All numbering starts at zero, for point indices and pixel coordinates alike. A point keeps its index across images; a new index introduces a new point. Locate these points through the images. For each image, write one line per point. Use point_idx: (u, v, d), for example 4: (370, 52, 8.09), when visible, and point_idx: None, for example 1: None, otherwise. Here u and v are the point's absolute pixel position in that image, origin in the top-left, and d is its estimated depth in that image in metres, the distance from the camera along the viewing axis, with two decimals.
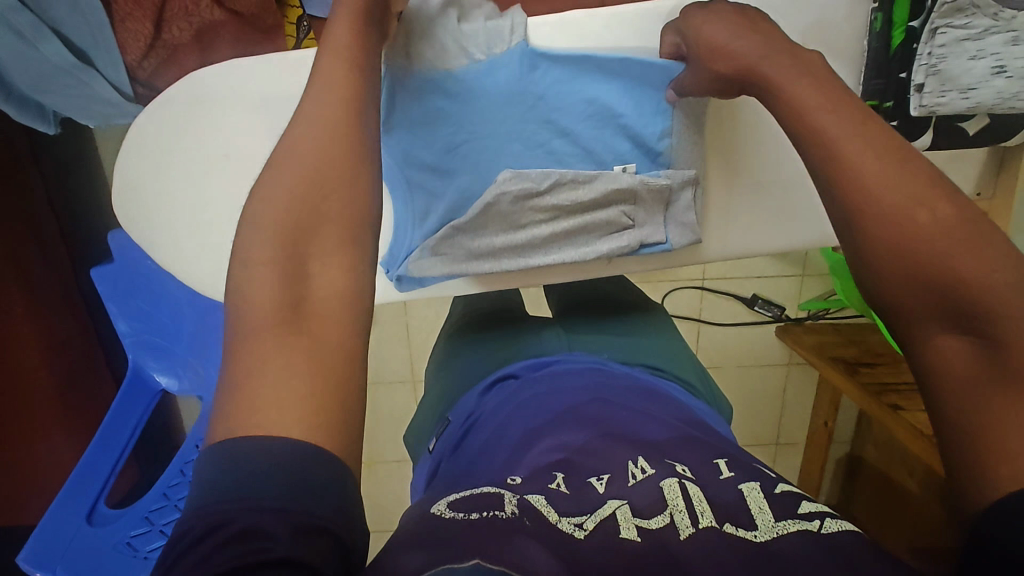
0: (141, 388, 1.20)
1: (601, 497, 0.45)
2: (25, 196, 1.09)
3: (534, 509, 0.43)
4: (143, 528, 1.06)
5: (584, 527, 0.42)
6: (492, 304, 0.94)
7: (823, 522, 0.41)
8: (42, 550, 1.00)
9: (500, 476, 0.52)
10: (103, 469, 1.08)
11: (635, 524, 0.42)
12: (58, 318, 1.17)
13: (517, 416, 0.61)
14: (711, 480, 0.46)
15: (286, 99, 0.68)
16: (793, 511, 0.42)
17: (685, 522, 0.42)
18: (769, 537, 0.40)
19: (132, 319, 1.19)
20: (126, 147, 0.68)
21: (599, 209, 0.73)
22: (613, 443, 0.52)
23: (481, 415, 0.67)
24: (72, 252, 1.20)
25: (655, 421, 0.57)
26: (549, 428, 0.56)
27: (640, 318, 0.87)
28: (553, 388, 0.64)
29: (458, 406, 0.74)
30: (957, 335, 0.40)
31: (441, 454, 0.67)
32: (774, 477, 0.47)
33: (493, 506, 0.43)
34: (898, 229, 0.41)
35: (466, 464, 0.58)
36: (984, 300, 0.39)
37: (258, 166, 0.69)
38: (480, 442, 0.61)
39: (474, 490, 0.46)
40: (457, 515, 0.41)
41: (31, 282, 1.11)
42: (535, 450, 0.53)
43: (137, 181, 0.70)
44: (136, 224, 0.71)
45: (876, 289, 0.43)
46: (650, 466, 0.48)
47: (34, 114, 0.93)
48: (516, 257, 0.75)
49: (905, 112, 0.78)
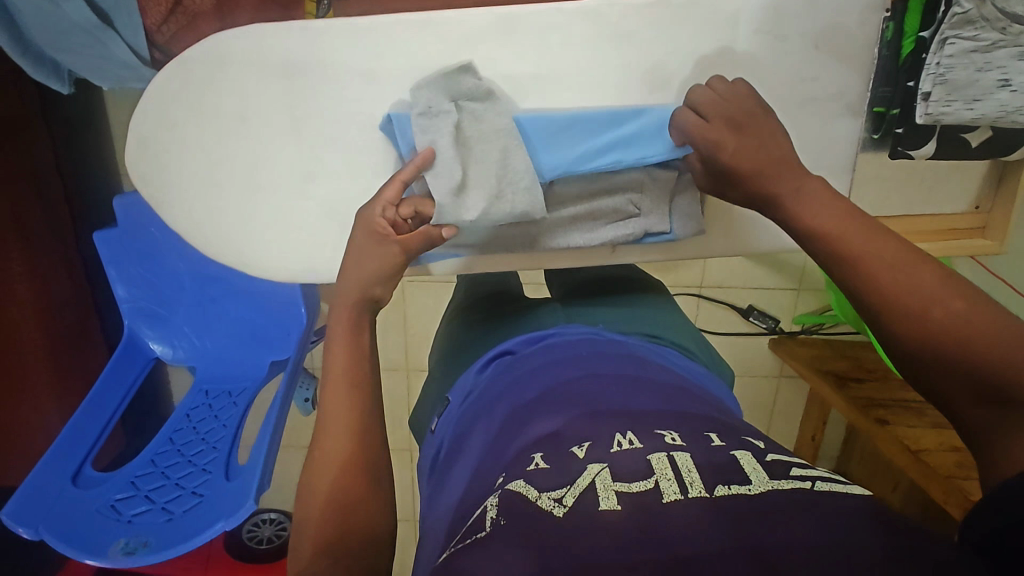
0: (136, 353, 1.21)
1: (581, 464, 0.46)
2: (32, 156, 1.09)
3: (513, 496, 0.45)
4: (129, 493, 1.05)
5: (564, 503, 0.43)
6: (494, 289, 0.95)
7: (815, 482, 0.43)
8: (24, 510, 0.96)
9: (497, 459, 0.53)
10: (91, 433, 1.09)
11: (615, 491, 0.43)
12: (57, 280, 1.17)
13: (512, 394, 0.62)
14: (701, 447, 0.47)
15: (301, 65, 0.68)
16: (786, 472, 0.44)
17: (673, 488, 0.42)
18: (763, 490, 0.41)
19: (132, 285, 1.19)
20: (140, 107, 0.68)
21: (606, 196, 0.74)
22: (601, 417, 0.53)
23: (478, 394, 0.68)
24: (75, 214, 1.20)
25: (645, 394, 0.57)
26: (540, 406, 0.57)
27: (641, 295, 0.87)
28: (547, 364, 0.65)
29: (457, 385, 0.75)
30: (987, 404, 0.44)
31: (444, 435, 0.68)
32: (763, 447, 0.48)
33: (478, 527, 0.45)
34: (916, 321, 0.47)
35: (466, 449, 0.60)
36: (1003, 376, 0.43)
37: (271, 131, 0.70)
38: (478, 422, 0.62)
39: (472, 519, 0.47)
40: (455, 548, 0.44)
41: (32, 244, 1.11)
42: (528, 429, 0.54)
43: (150, 140, 0.70)
44: (147, 183, 0.72)
45: (910, 367, 0.48)
46: (637, 438, 0.49)
47: (48, 71, 0.93)
48: (527, 240, 0.76)
49: (910, 120, 0.81)
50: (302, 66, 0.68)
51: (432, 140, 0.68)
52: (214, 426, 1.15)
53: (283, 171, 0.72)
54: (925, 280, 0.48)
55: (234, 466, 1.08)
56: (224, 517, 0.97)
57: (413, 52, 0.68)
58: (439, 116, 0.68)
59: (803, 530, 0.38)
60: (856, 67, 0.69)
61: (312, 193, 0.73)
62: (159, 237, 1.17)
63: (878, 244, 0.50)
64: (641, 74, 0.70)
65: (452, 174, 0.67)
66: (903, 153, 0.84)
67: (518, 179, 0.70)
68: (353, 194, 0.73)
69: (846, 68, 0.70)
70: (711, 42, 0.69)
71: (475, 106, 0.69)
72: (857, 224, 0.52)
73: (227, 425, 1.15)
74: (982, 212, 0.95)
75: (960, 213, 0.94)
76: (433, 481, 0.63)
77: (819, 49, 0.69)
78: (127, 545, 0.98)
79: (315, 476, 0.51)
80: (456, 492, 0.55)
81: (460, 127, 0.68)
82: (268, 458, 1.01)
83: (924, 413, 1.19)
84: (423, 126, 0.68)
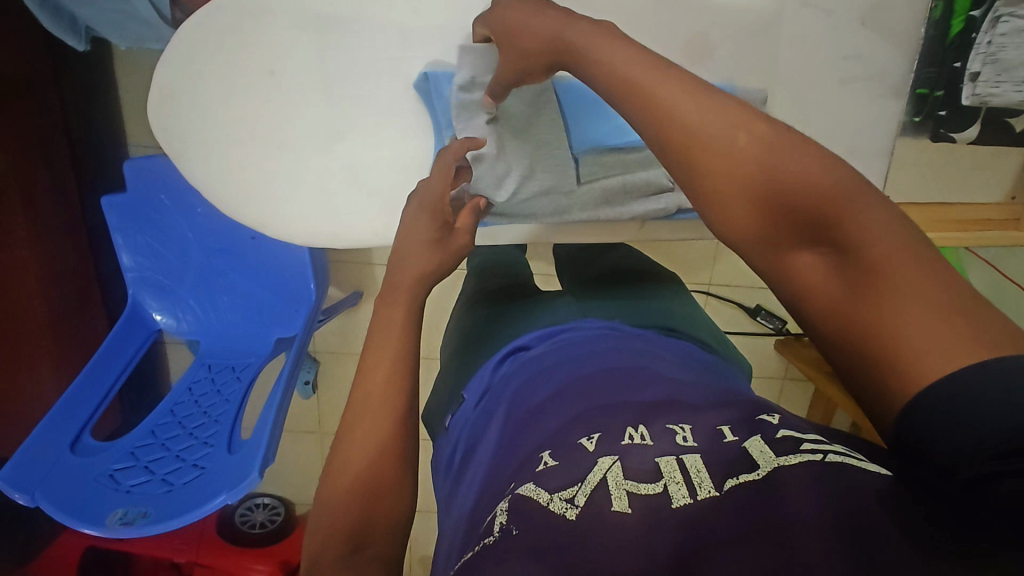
0: (138, 324, 1.18)
1: (590, 457, 0.40)
2: (42, 116, 1.06)
3: (522, 500, 0.38)
4: (128, 462, 1.02)
5: (576, 503, 0.37)
6: (514, 279, 0.85)
7: (827, 454, 0.36)
8: (22, 474, 0.94)
9: (508, 462, 0.46)
10: (89, 403, 1.06)
11: (626, 491, 0.37)
12: (56, 244, 1.14)
13: (525, 393, 0.53)
14: (712, 439, 0.40)
15: (338, 22, 0.67)
16: (796, 445, 0.37)
17: (681, 493, 0.36)
18: (772, 469, 0.36)
19: (138, 254, 1.16)
20: (166, 55, 0.65)
21: (642, 168, 0.73)
22: (615, 407, 0.46)
23: (495, 393, 0.59)
24: (80, 179, 1.17)
25: (661, 381, 0.49)
26: (551, 403, 0.49)
27: (654, 284, 0.79)
28: (565, 359, 0.56)
29: (471, 383, 0.65)
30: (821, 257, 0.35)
31: (460, 435, 0.60)
32: (774, 423, 0.40)
33: (486, 531, 0.38)
34: (726, 158, 0.38)
35: (480, 456, 0.51)
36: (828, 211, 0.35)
37: (301, 88, 0.69)
38: (496, 415, 0.54)
39: (478, 531, 0.40)
40: (463, 558, 0.39)
41: (34, 205, 1.08)
42: (539, 427, 0.47)
43: (173, 93, 0.67)
44: (168, 136, 0.69)
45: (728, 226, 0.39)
46: (649, 433, 0.42)
47: (66, 26, 0.90)
48: (559, 212, 0.74)
49: (955, 102, 0.79)
50: (339, 23, 0.67)
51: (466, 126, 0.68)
52: (217, 400, 1.12)
53: (311, 128, 0.71)
54: (701, 110, 0.39)
55: (237, 440, 1.05)
56: (227, 489, 0.95)
57: (452, 16, 0.68)
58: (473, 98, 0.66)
59: (819, 500, 0.33)
60: (899, 46, 0.68)
61: (338, 153, 0.72)
62: (166, 205, 1.13)
63: (661, 81, 0.40)
64: (682, 42, 0.69)
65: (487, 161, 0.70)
66: (944, 137, 0.81)
67: (549, 157, 0.72)
68: (380, 159, 0.73)
69: (890, 48, 0.69)
70: (752, 14, 0.68)
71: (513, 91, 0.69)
72: (661, 74, 0.41)
73: (230, 400, 1.12)
74: (1015, 203, 0.89)
75: (991, 206, 0.89)
76: (449, 486, 0.56)
77: (865, 26, 0.68)
78: (125, 515, 0.95)
79: (348, 447, 0.47)
80: (466, 503, 0.47)
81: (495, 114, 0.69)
82: (273, 435, 0.98)
83: None
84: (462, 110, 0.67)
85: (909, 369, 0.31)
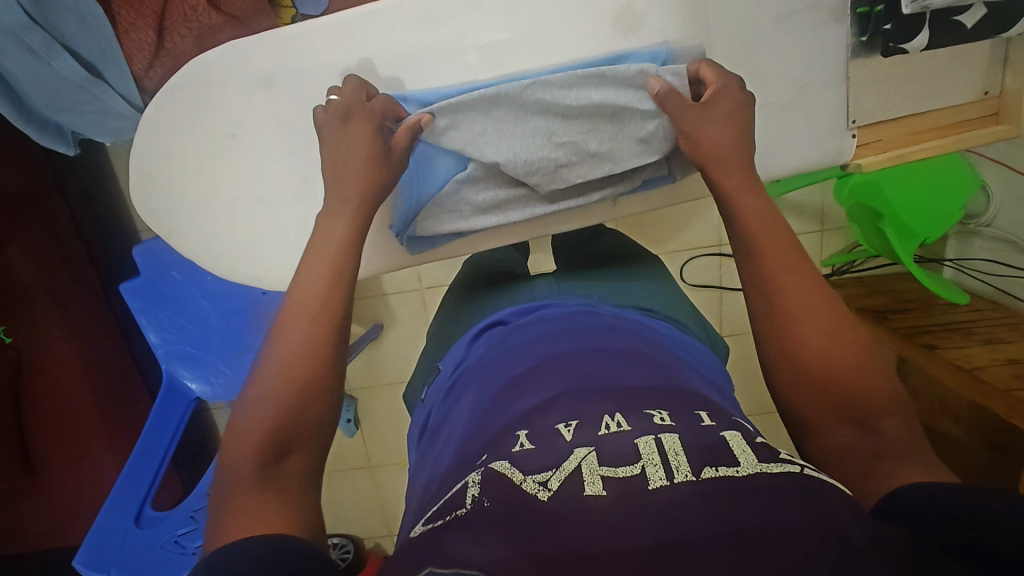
0: (177, 396, 1.18)
1: (567, 445, 0.41)
2: (56, 222, 1.14)
3: (495, 477, 0.39)
4: (189, 526, 1.08)
5: (549, 486, 0.38)
6: (489, 263, 0.84)
7: (804, 468, 0.38)
8: (96, 554, 1.04)
9: (479, 433, 0.47)
10: (145, 475, 1.10)
11: (600, 476, 0.38)
12: (91, 339, 1.18)
13: (501, 364, 0.55)
14: (690, 427, 0.41)
15: (287, 76, 0.71)
16: (776, 456, 0.39)
17: (658, 474, 0.37)
18: (751, 472, 0.36)
19: (163, 331, 1.18)
20: (136, 144, 0.72)
21: (604, 165, 0.73)
22: (596, 392, 0.46)
23: (470, 365, 0.60)
24: (101, 272, 1.24)
25: (642, 367, 0.50)
26: (529, 376, 0.50)
27: (629, 265, 0.80)
28: (543, 334, 0.57)
29: (447, 355, 0.66)
30: (850, 429, 0.45)
31: (431, 406, 0.61)
32: (754, 432, 0.43)
33: (456, 504, 0.39)
34: (819, 342, 0.48)
35: (457, 428, 0.51)
36: (864, 401, 0.46)
37: (263, 144, 0.73)
38: (468, 386, 0.56)
39: (448, 494, 0.42)
40: (423, 528, 0.39)
41: (63, 304, 1.13)
42: (515, 403, 0.48)
43: (150, 174, 0.74)
44: (154, 216, 0.75)
45: (792, 389, 0.49)
46: (627, 420, 0.43)
47: (53, 135, 0.96)
48: (520, 208, 0.77)
49: (896, 13, 0.75)
50: (287, 77, 0.71)
51: (583, 91, 0.70)
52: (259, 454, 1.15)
53: (282, 182, 0.75)
54: (825, 298, 0.50)
55: None
56: None
57: (389, 47, 0.71)
58: (619, 93, 0.70)
59: (798, 507, 0.34)
60: None
61: (310, 197, 0.76)
62: (180, 281, 1.18)
63: (801, 263, 0.53)
64: (611, 18, 0.71)
65: (506, 162, 0.71)
66: (895, 49, 0.77)
67: (530, 124, 0.71)
68: None
69: None
70: None
71: (628, 124, 0.71)
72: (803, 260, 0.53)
73: None
74: (992, 96, 0.86)
75: (969, 104, 0.86)
76: (421, 446, 0.58)
77: None
78: None
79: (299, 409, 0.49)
80: (439, 467, 0.49)
81: (575, 142, 0.71)
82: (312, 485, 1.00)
83: (972, 332, 1.04)
84: (616, 79, 0.69)
85: (888, 481, 0.41)
